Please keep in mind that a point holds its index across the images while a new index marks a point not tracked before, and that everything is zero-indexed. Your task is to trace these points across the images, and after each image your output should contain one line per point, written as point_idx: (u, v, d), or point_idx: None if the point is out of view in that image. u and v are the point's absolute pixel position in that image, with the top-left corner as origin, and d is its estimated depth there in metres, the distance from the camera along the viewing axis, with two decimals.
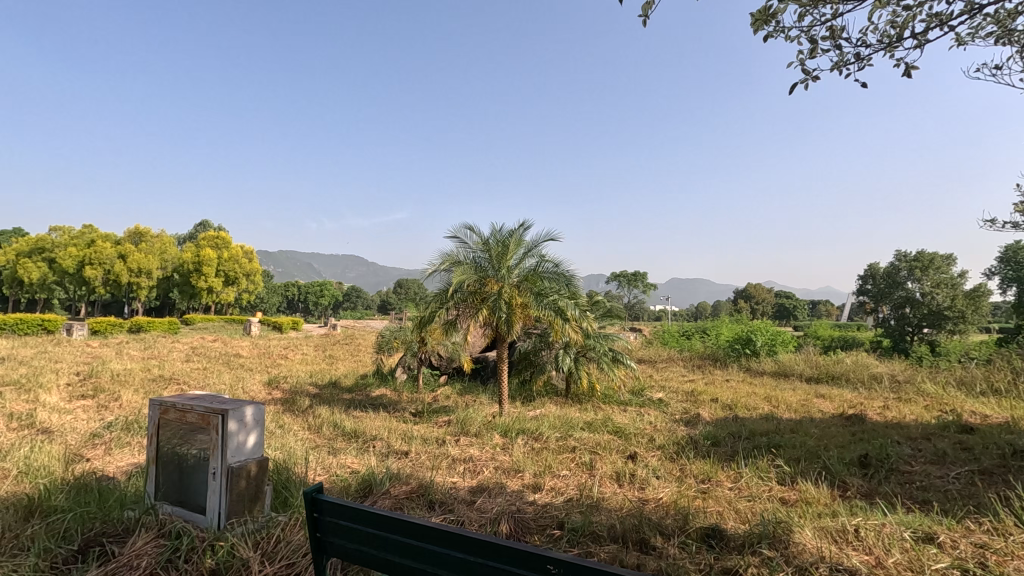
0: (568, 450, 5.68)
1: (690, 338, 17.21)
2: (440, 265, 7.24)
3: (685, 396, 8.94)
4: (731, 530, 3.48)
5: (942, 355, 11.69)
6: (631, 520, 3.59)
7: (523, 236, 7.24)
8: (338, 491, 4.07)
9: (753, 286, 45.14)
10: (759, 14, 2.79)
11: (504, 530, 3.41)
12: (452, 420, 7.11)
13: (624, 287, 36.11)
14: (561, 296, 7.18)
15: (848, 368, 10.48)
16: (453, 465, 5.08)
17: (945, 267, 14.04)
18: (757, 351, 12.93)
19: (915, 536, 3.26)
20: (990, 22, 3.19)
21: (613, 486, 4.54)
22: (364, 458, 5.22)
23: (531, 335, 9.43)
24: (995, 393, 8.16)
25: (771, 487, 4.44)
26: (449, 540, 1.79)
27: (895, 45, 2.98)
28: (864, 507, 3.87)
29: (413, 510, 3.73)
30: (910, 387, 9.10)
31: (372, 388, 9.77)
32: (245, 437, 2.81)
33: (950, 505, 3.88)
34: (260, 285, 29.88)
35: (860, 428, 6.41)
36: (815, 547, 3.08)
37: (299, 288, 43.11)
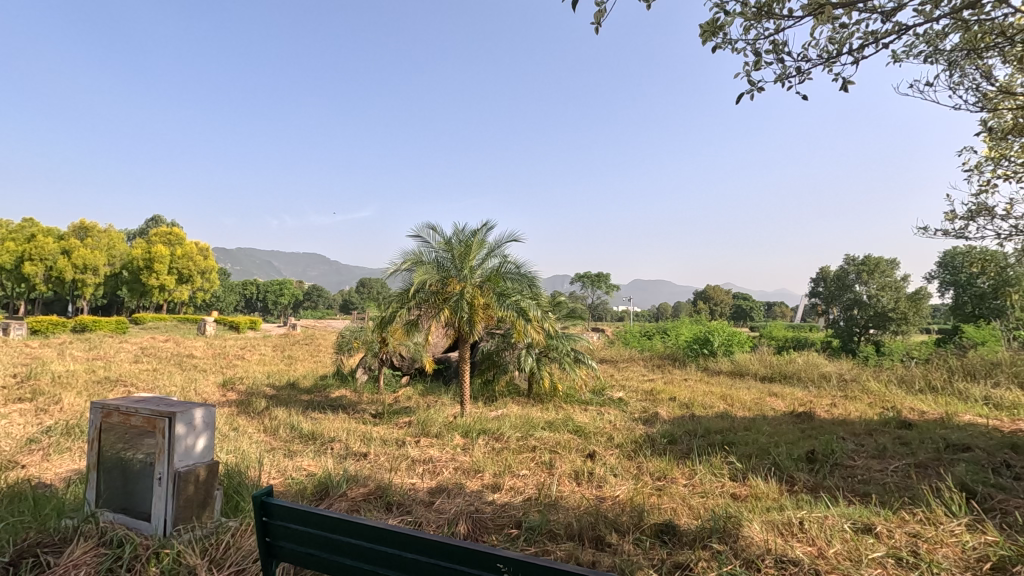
0: (528, 450, 5.73)
1: (651, 338, 17.65)
2: (401, 265, 7.20)
3: (644, 395, 9.14)
4: (684, 525, 3.58)
5: (886, 354, 12.29)
6: (588, 519, 3.66)
7: (486, 237, 7.26)
8: (292, 494, 4.00)
9: (712, 288, 46.47)
10: (708, 25, 2.89)
11: (461, 530, 3.43)
12: (413, 421, 7.07)
13: (588, 287, 36.48)
14: (523, 296, 7.21)
15: (800, 368, 10.90)
16: (413, 466, 5.06)
17: (890, 271, 14.88)
18: (714, 351, 13.35)
19: (855, 528, 3.43)
20: (921, 41, 3.39)
21: (572, 485, 4.60)
22: (322, 460, 5.14)
23: (494, 335, 9.44)
24: (933, 390, 8.64)
25: (723, 483, 4.60)
26: (402, 542, 1.78)
27: (834, 61, 3.13)
28: (809, 501, 4.04)
29: (370, 511, 3.71)
30: (855, 385, 9.54)
31: (332, 389, 9.62)
32: (193, 441, 2.72)
33: (887, 497, 4.11)
34: (216, 283, 28.96)
35: (809, 425, 6.68)
36: (762, 540, 3.20)
37: (258, 288, 41.94)
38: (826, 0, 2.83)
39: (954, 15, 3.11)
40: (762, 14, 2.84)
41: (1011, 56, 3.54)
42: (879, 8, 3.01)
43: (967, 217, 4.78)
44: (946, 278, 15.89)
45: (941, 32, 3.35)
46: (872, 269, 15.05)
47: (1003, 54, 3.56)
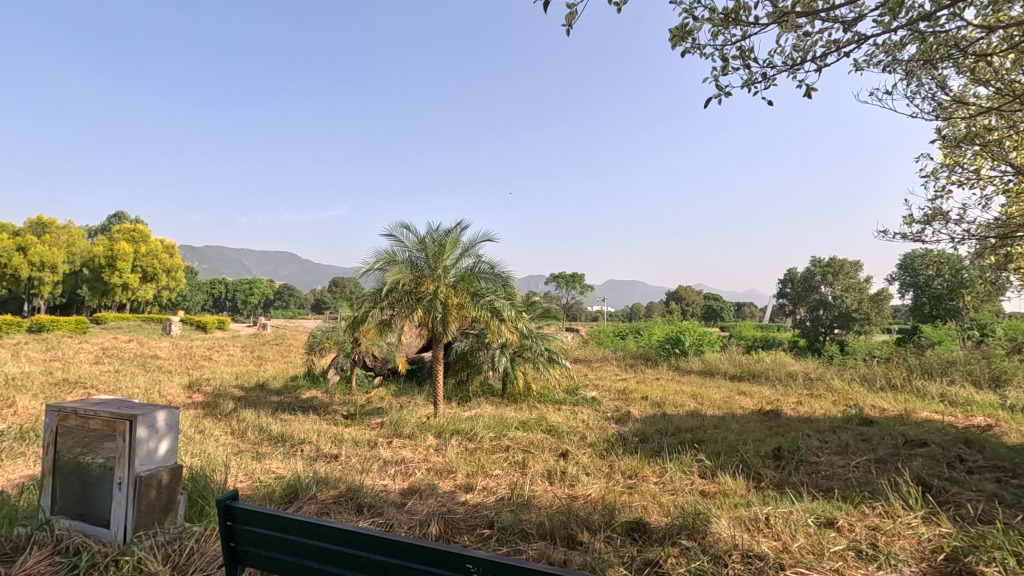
0: (501, 450, 5.73)
1: (624, 338, 17.84)
2: (374, 264, 7.13)
3: (617, 394, 9.24)
4: (654, 523, 3.63)
5: (849, 353, 12.68)
6: (560, 517, 3.68)
7: (460, 236, 7.23)
8: (259, 498, 3.92)
9: (684, 288, 47.23)
10: (677, 30, 2.93)
11: (433, 532, 3.42)
12: (385, 421, 7.00)
13: (563, 288, 36.63)
14: (497, 296, 7.21)
15: (768, 367, 11.16)
16: (385, 468, 5.01)
17: (854, 272, 15.36)
18: (685, 351, 13.58)
19: (818, 522, 3.53)
20: (881, 51, 3.50)
21: (544, 484, 4.62)
22: (291, 462, 5.05)
23: (468, 335, 9.41)
24: (893, 388, 8.95)
25: (693, 481, 4.68)
26: (371, 543, 1.76)
27: (798, 67, 3.22)
28: (775, 497, 4.15)
29: (340, 514, 3.66)
30: (820, 383, 9.82)
31: (303, 390, 9.47)
32: (156, 444, 2.64)
33: (849, 492, 4.24)
34: (183, 281, 28.18)
35: (776, 423, 6.85)
36: (729, 536, 3.27)
37: (226, 286, 40.94)
38: (791, 9, 2.90)
39: (911, 26, 3.22)
40: (729, 21, 2.89)
41: (965, 67, 3.68)
42: (842, 18, 3.10)
43: (924, 221, 4.97)
44: (906, 280, 16.48)
45: (899, 43, 3.47)
46: (837, 271, 15.51)
47: (956, 65, 3.70)
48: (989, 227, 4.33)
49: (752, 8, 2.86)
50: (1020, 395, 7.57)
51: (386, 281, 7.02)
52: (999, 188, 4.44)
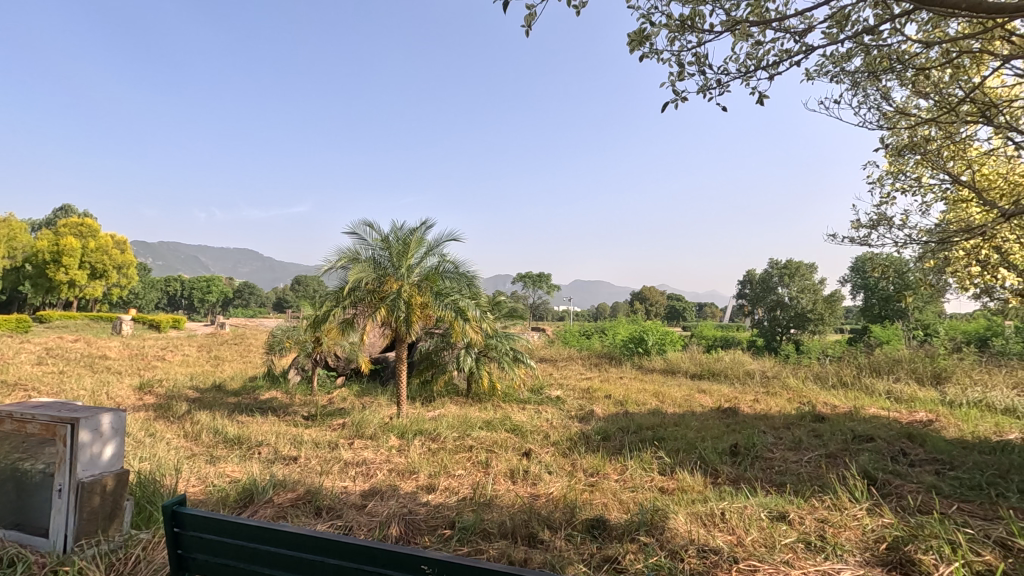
0: (465, 450, 5.71)
1: (590, 338, 18.02)
2: (336, 262, 7.01)
3: (581, 393, 9.34)
4: (613, 520, 3.68)
5: (804, 351, 13.14)
6: (522, 516, 3.69)
7: (425, 235, 7.16)
8: (213, 502, 3.80)
9: (648, 289, 48.10)
10: (635, 34, 2.97)
11: (394, 533, 3.39)
12: (347, 422, 6.88)
13: (529, 288, 36.62)
14: (461, 296, 7.16)
15: (727, 365, 11.49)
16: (345, 469, 4.93)
17: (808, 275, 16.04)
18: (648, 350, 13.83)
19: (771, 516, 3.65)
20: (830, 62, 3.64)
21: (507, 484, 4.62)
22: (247, 465, 4.91)
23: (433, 335, 9.33)
24: (844, 386, 9.31)
25: (652, 478, 4.77)
26: (325, 547, 1.72)
27: (751, 75, 3.31)
28: (731, 492, 4.26)
29: (298, 517, 3.59)
30: (776, 381, 10.15)
31: (261, 391, 9.21)
32: (100, 449, 2.51)
33: (801, 486, 4.39)
34: (134, 278, 27.04)
35: (733, 420, 7.05)
36: (686, 531, 3.35)
37: (182, 283, 39.48)
38: (743, 18, 2.98)
39: (857, 39, 3.36)
40: (685, 27, 2.95)
41: (907, 80, 3.87)
42: (793, 28, 3.21)
43: (870, 225, 5.18)
44: (857, 282, 17.22)
45: (847, 55, 3.62)
46: (793, 273, 16.20)
47: (899, 78, 3.88)
48: (929, 233, 4.55)
49: (707, 16, 2.93)
50: (958, 391, 7.99)
51: (348, 280, 6.90)
52: (938, 196, 4.67)
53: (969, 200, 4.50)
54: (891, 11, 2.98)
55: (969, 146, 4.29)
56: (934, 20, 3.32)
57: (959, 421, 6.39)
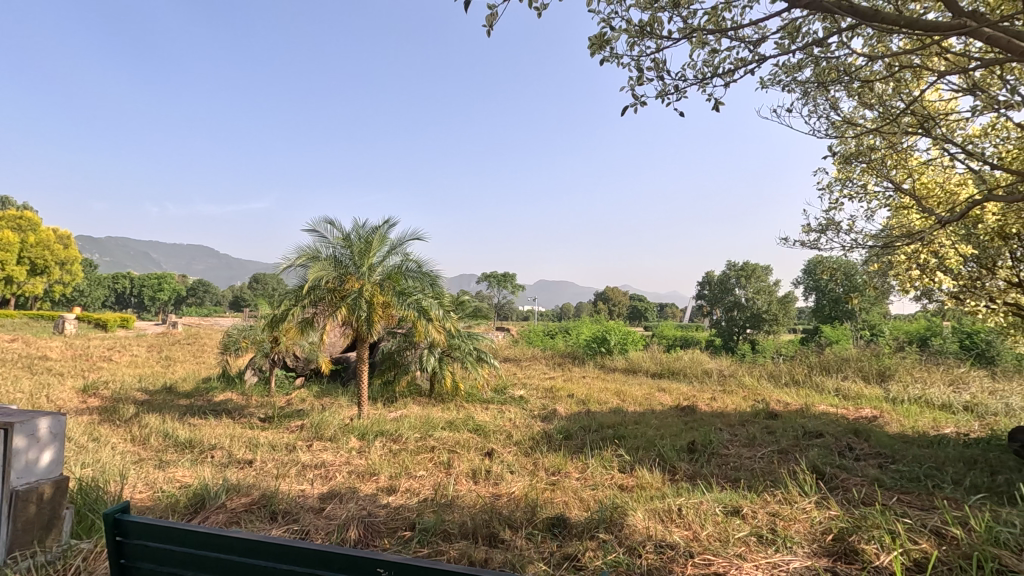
0: (426, 450, 5.66)
1: (553, 338, 18.14)
2: (295, 260, 6.85)
3: (544, 392, 9.40)
4: (574, 518, 3.71)
5: (759, 351, 13.58)
6: (483, 516, 3.68)
7: (388, 233, 7.07)
8: (160, 509, 3.66)
9: (611, 290, 48.78)
10: (595, 38, 3.01)
11: (352, 536, 3.34)
12: (306, 424, 6.73)
13: (494, 287, 36.56)
14: (424, 295, 7.09)
15: (686, 364, 11.77)
16: (303, 472, 4.82)
17: (764, 276, 16.57)
18: (610, 349, 14.04)
19: (725, 511, 3.76)
20: (782, 72, 3.77)
21: (468, 484, 4.61)
22: (199, 469, 4.73)
23: (395, 334, 9.21)
24: (796, 383, 9.66)
25: (612, 475, 4.84)
26: (277, 553, 1.65)
27: (707, 82, 3.40)
28: (688, 488, 4.37)
29: (251, 523, 3.49)
30: (732, 380, 10.46)
31: (215, 392, 8.90)
32: (37, 455, 2.37)
33: (754, 481, 4.54)
34: (79, 274, 25.73)
35: (691, 418, 7.22)
36: (644, 527, 3.41)
37: (131, 281, 37.74)
38: (700, 27, 3.06)
39: (807, 50, 3.49)
40: (644, 33, 3.01)
41: (853, 91, 4.04)
42: (747, 38, 3.31)
43: (819, 230, 5.40)
44: (809, 283, 17.90)
45: (797, 65, 3.75)
46: (749, 274, 16.71)
47: (846, 89, 4.05)
48: (874, 238, 4.77)
49: (666, 23, 2.99)
50: (900, 388, 8.42)
51: (308, 278, 6.75)
52: (882, 203, 4.91)
53: (910, 207, 4.74)
54: (838, 25, 3.11)
55: (910, 156, 4.52)
56: (877, 35, 3.48)
57: (901, 417, 6.72)
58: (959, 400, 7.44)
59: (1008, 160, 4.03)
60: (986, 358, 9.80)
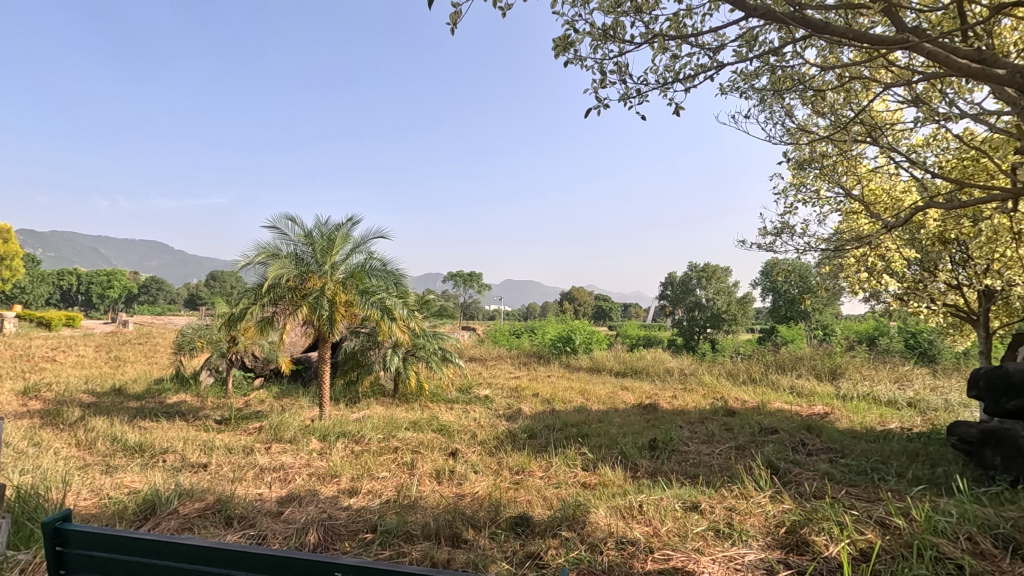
0: (390, 451, 5.59)
1: (519, 337, 18.19)
2: (254, 257, 6.66)
3: (509, 392, 9.40)
4: (537, 516, 3.73)
5: (719, 350, 13.95)
6: (446, 516, 3.65)
7: (351, 231, 6.94)
8: (107, 516, 3.50)
9: (576, 290, 49.25)
10: (560, 40, 3.03)
11: (311, 540, 3.27)
12: (264, 425, 6.55)
13: (460, 287, 36.32)
14: (388, 294, 6.97)
15: (648, 363, 11.99)
16: (261, 475, 4.69)
17: (724, 277, 17.01)
18: (575, 349, 14.18)
19: (684, 506, 3.84)
20: (740, 78, 3.87)
21: (432, 484, 4.58)
22: (150, 474, 4.55)
23: (359, 334, 9.06)
24: (753, 381, 9.97)
25: (575, 474, 4.89)
26: (232, 559, 1.59)
27: (668, 87, 3.46)
28: (649, 485, 4.44)
29: (204, 529, 3.37)
30: (693, 378, 10.72)
31: (168, 394, 8.57)
32: None
33: (712, 477, 4.66)
34: (20, 271, 24.38)
35: (653, 416, 7.35)
36: (605, 524, 3.45)
37: (78, 278, 35.91)
38: (661, 32, 3.12)
39: (764, 58, 3.60)
40: (607, 36, 3.04)
41: (807, 99, 4.19)
42: (707, 45, 3.39)
43: (775, 233, 5.57)
44: (765, 284, 18.47)
45: (754, 73, 3.87)
46: (710, 275, 17.09)
47: (800, 98, 4.20)
48: (826, 241, 4.96)
49: (628, 27, 3.04)
50: (850, 385, 8.80)
51: (268, 276, 6.56)
52: (834, 208, 5.10)
53: (859, 212, 4.95)
54: (792, 35, 3.22)
55: (859, 163, 4.71)
56: (829, 46, 3.62)
57: (850, 413, 7.02)
58: (904, 397, 7.82)
59: (948, 168, 4.24)
60: (928, 356, 10.34)
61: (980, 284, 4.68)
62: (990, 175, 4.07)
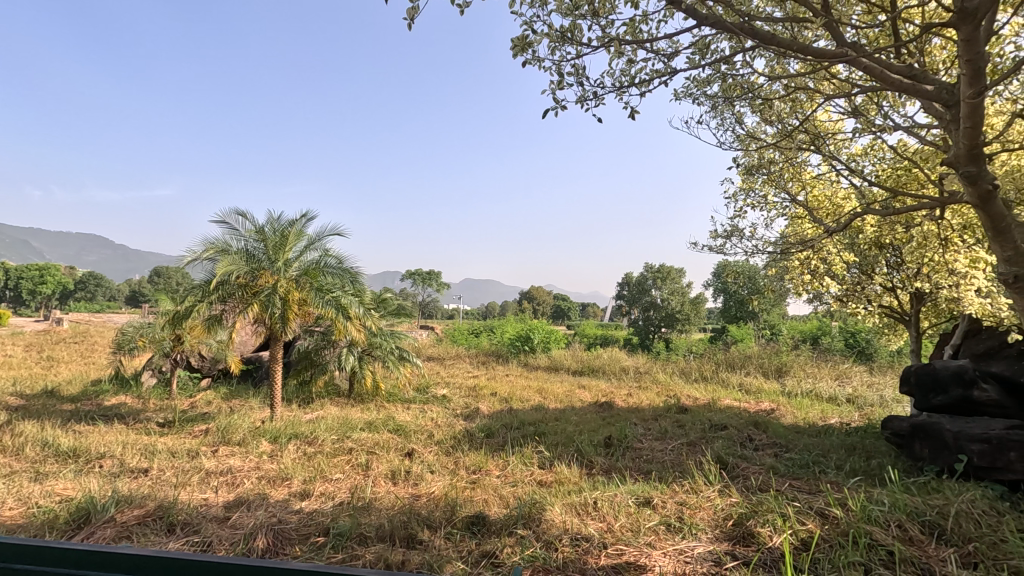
0: (343, 452, 5.47)
1: (478, 336, 18.15)
2: (202, 253, 6.40)
3: (467, 391, 9.37)
4: (493, 515, 3.73)
5: (673, 349, 14.31)
6: (401, 518, 3.61)
7: (305, 228, 6.77)
8: (35, 528, 3.29)
9: (535, 289, 49.54)
10: (517, 41, 3.03)
11: (260, 546, 3.16)
12: (211, 428, 6.29)
13: (418, 287, 35.87)
14: (343, 292, 6.82)
15: (605, 362, 12.20)
16: (206, 480, 4.51)
17: (678, 278, 17.46)
18: (533, 348, 14.26)
19: (637, 502, 3.92)
20: (694, 85, 3.98)
21: (387, 485, 4.51)
22: (84, 480, 4.30)
23: (313, 333, 8.83)
24: (704, 379, 10.28)
25: (532, 472, 4.92)
26: (172, 568, 1.48)
27: (624, 91, 3.51)
28: (603, 482, 4.53)
29: (144, 537, 3.22)
30: (648, 376, 10.96)
31: (106, 396, 8.13)
32: None
33: (664, 472, 4.78)
34: None
35: (608, 414, 7.48)
36: (560, 521, 3.48)
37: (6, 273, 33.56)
38: (618, 37, 3.17)
39: (716, 66, 3.71)
40: (565, 38, 3.07)
41: (756, 107, 4.34)
42: (661, 52, 3.47)
43: (725, 236, 5.76)
44: (717, 285, 19.09)
45: (707, 80, 3.98)
46: (665, 276, 17.51)
47: (749, 106, 4.35)
48: (773, 244, 5.16)
49: (586, 30, 3.07)
50: (794, 383, 9.20)
51: (216, 273, 6.32)
52: (780, 213, 5.32)
53: (803, 217, 5.18)
54: (742, 44, 3.33)
55: (803, 170, 4.93)
56: (777, 57, 3.77)
57: (794, 409, 7.34)
58: (843, 394, 8.23)
59: (884, 177, 4.49)
60: (865, 355, 10.92)
61: (911, 287, 4.98)
62: (921, 184, 4.34)
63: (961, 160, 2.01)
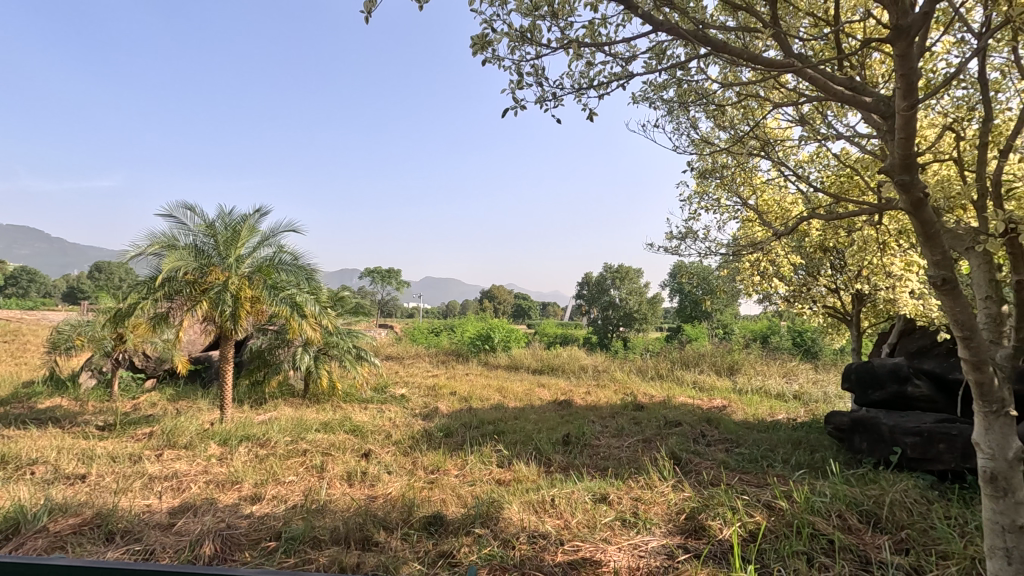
0: (297, 454, 5.33)
1: (438, 335, 18.00)
2: (147, 248, 6.11)
3: (426, 390, 9.29)
4: (450, 515, 3.71)
5: (631, 347, 14.58)
6: (356, 520, 3.54)
7: (259, 223, 6.55)
8: None
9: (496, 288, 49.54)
10: (477, 39, 3.02)
11: (207, 553, 3.05)
12: (155, 431, 6.01)
13: (377, 286, 35.26)
14: (299, 290, 6.64)
15: (564, 361, 12.32)
16: (150, 485, 4.31)
17: (636, 278, 17.79)
18: (494, 347, 14.26)
19: (594, 499, 3.98)
20: (651, 90, 4.07)
21: (343, 487, 4.43)
22: (13, 488, 4.04)
23: (266, 332, 8.56)
24: (660, 377, 10.52)
25: (490, 471, 4.91)
26: None
27: (583, 92, 3.55)
28: (561, 479, 4.57)
29: (80, 547, 3.06)
30: (606, 374, 11.13)
31: (39, 399, 7.66)
32: None
33: (621, 469, 4.86)
34: None
35: (567, 412, 7.56)
36: (518, 520, 3.50)
37: None
38: (577, 39, 3.20)
39: (672, 71, 3.80)
40: (525, 38, 3.08)
41: (710, 113, 4.48)
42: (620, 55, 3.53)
43: (680, 237, 5.91)
44: (673, 285, 19.57)
45: (663, 84, 4.07)
46: (623, 275, 17.79)
47: (704, 111, 4.48)
48: (726, 247, 5.34)
49: (545, 30, 3.09)
50: (745, 380, 9.52)
51: (162, 268, 6.05)
52: (733, 216, 5.50)
53: (754, 220, 5.38)
54: (697, 51, 3.43)
55: (754, 176, 5.11)
56: (729, 65, 3.90)
57: (745, 406, 7.60)
58: (790, 390, 8.57)
59: (829, 184, 4.70)
60: (811, 353, 11.40)
61: (853, 289, 5.24)
62: (862, 191, 4.56)
63: (897, 169, 1.94)
